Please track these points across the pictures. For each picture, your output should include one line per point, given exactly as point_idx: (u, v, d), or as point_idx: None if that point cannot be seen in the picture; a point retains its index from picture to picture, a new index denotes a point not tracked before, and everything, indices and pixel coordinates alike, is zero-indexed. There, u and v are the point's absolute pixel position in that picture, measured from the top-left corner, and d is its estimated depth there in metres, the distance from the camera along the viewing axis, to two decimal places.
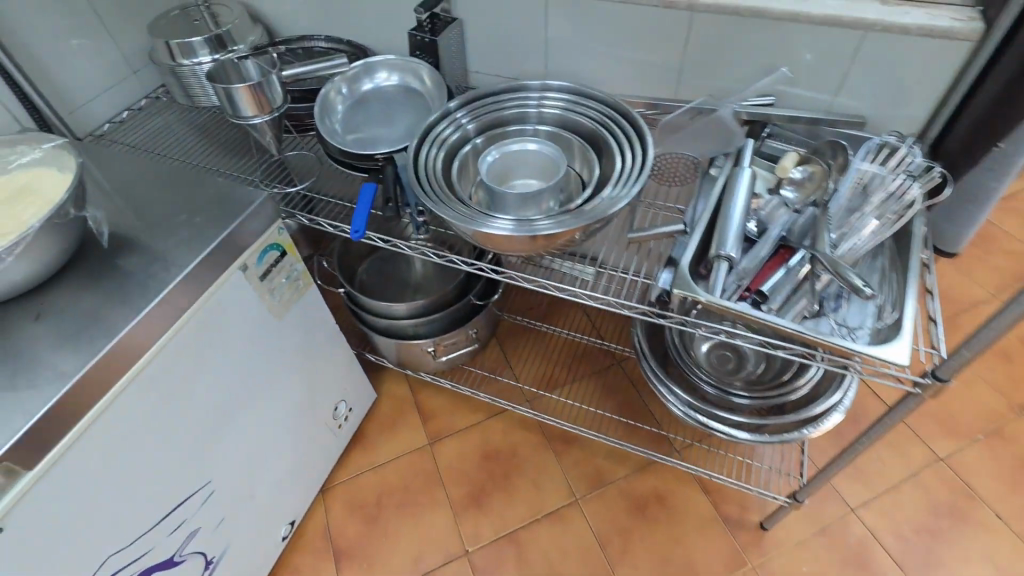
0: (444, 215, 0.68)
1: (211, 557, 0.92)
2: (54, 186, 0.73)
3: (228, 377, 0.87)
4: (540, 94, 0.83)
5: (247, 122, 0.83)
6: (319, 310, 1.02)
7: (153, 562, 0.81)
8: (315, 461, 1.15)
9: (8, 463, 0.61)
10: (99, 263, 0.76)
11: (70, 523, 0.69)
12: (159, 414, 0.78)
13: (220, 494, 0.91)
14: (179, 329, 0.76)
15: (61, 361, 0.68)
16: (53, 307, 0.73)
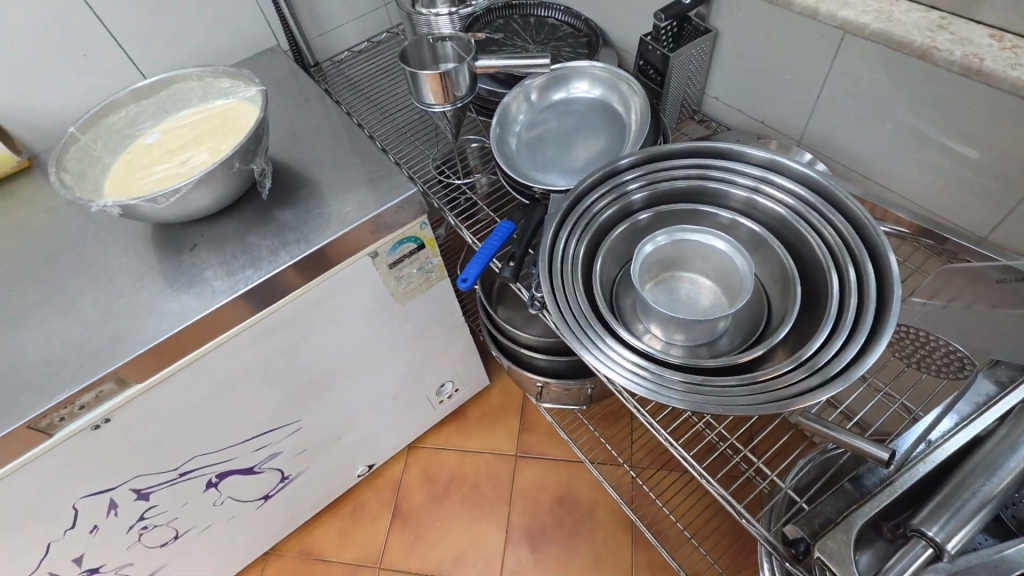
0: (560, 330, 0.53)
1: (289, 474, 1.02)
2: (236, 131, 0.77)
3: (340, 345, 0.88)
4: (757, 180, 0.62)
5: (429, 110, 0.79)
6: (446, 302, 0.99)
7: (235, 467, 0.90)
8: (408, 425, 1.19)
9: (121, 375, 0.67)
10: (262, 207, 0.81)
11: (166, 430, 0.76)
12: (265, 362, 0.81)
13: (306, 435, 0.98)
14: (301, 293, 0.77)
15: (191, 294, 0.73)
16: (208, 233, 0.79)
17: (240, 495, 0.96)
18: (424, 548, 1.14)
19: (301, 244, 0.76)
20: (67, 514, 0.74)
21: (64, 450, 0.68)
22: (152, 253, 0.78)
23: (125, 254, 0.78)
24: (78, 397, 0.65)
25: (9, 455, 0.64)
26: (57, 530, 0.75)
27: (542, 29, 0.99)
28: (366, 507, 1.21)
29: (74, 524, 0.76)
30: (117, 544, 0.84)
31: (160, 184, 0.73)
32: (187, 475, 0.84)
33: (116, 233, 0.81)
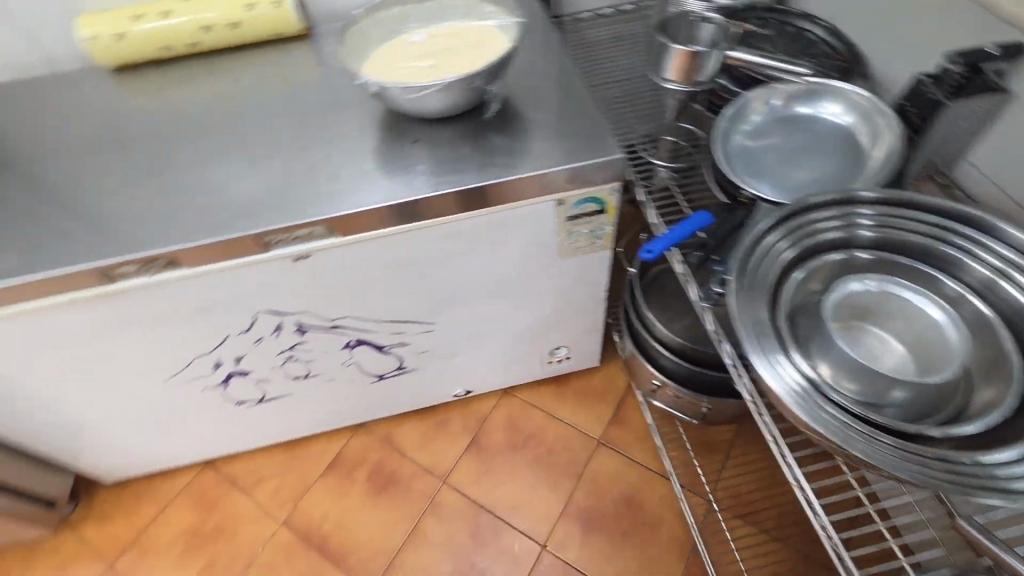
0: (736, 318, 0.53)
1: (405, 366, 1.12)
2: (484, 52, 0.84)
3: (495, 272, 0.94)
4: (1008, 264, 0.56)
5: (663, 82, 0.89)
6: (599, 271, 1.01)
7: (371, 340, 1.01)
8: (514, 370, 1.25)
9: (331, 225, 0.79)
10: (481, 125, 0.88)
11: (339, 285, 0.88)
12: (433, 261, 0.89)
13: (433, 340, 1.07)
14: (486, 213, 0.83)
15: (402, 179, 0.82)
16: (429, 133, 0.88)
17: (364, 366, 1.08)
18: (487, 481, 1.21)
19: (504, 168, 0.82)
20: (248, 319, 0.89)
21: (269, 269, 0.82)
22: (381, 135, 0.89)
23: (361, 128, 0.90)
24: (297, 229, 0.78)
25: (235, 254, 0.78)
26: (237, 329, 0.91)
27: (798, 42, 0.94)
28: (450, 424, 1.30)
29: (249, 330, 0.91)
30: (266, 360, 0.99)
31: (409, 76, 0.83)
32: (336, 330, 0.96)
33: (359, 110, 0.93)
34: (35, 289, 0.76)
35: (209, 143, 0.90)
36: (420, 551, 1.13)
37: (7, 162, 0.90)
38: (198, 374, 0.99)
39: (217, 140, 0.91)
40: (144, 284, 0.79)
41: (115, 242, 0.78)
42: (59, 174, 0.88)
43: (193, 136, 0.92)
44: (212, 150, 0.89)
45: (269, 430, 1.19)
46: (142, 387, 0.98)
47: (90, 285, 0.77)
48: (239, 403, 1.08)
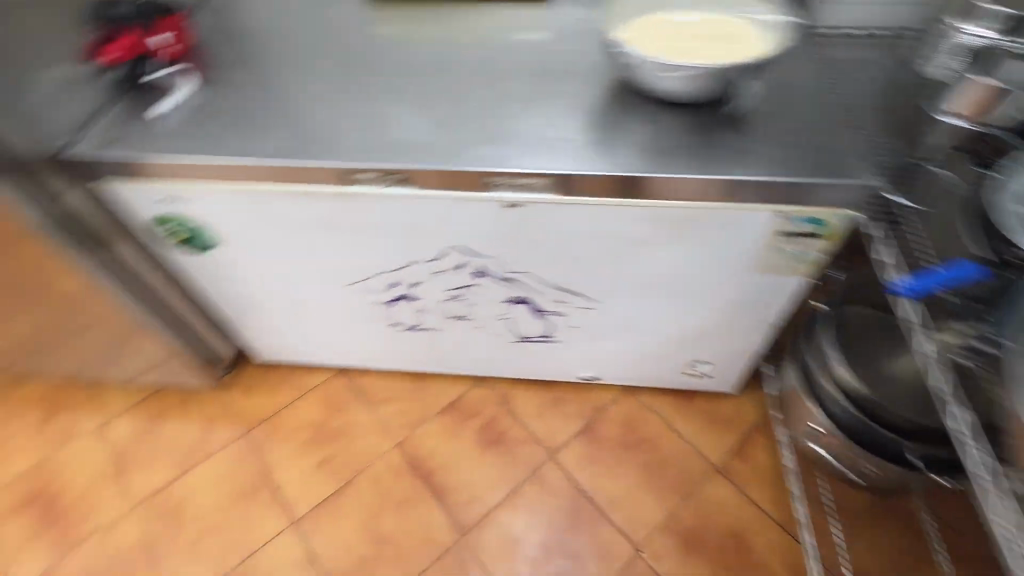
0: None
1: (550, 335, 1.13)
2: (745, 45, 0.82)
3: (679, 268, 0.92)
4: None
5: (935, 111, 0.84)
6: (782, 296, 0.96)
7: (533, 301, 1.03)
8: (647, 371, 1.23)
9: (552, 181, 0.81)
10: (715, 118, 0.86)
11: (531, 240, 0.90)
12: (626, 241, 0.88)
13: (589, 319, 1.07)
14: (700, 207, 0.81)
15: (627, 153, 0.82)
16: (662, 115, 0.86)
17: (515, 323, 1.10)
18: (595, 471, 1.21)
19: (734, 166, 0.79)
20: (438, 249, 0.94)
21: (480, 208, 0.85)
22: (611, 106, 0.89)
23: (592, 95, 0.91)
24: (522, 177, 0.81)
25: (455, 186, 0.82)
26: (423, 257, 0.96)
27: None
28: (566, 403, 1.30)
29: (435, 260, 0.96)
30: (434, 291, 1.04)
31: (666, 49, 0.82)
32: (507, 281, 0.99)
33: (591, 77, 0.94)
34: (282, 173, 0.84)
35: (446, 77, 0.95)
36: (515, 512, 1.16)
37: (271, 55, 1.00)
38: (373, 288, 1.06)
39: (453, 76, 0.95)
40: (368, 194, 0.85)
41: (356, 149, 0.84)
42: (311, 74, 0.96)
43: (432, 68, 0.97)
44: (449, 85, 0.93)
45: (403, 356, 1.27)
46: (323, 286, 1.08)
47: (327, 183, 0.85)
48: (388, 324, 1.16)
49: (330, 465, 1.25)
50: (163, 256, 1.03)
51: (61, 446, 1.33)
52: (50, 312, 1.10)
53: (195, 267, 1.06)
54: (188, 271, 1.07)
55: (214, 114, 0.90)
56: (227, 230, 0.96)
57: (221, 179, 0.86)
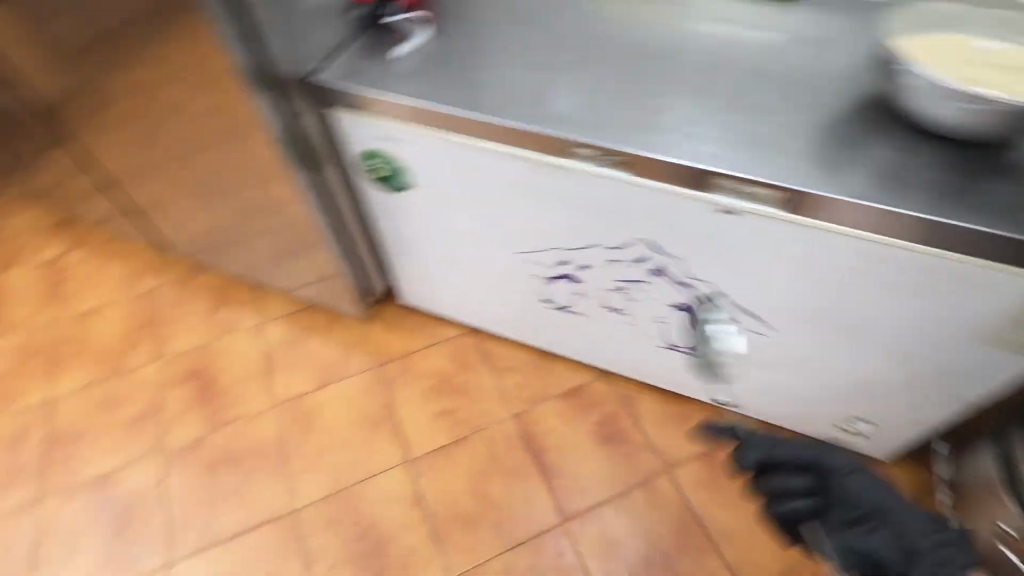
0: None
1: (703, 350, 1.08)
2: None
3: (885, 316, 0.84)
4: None
5: None
6: (997, 374, 0.85)
7: (701, 312, 0.99)
8: (793, 415, 1.14)
9: (780, 195, 0.76)
10: (982, 161, 0.75)
11: (730, 249, 0.86)
12: (835, 274, 0.82)
13: (755, 345, 1.01)
14: (941, 257, 0.73)
15: (870, 181, 0.75)
16: (916, 147, 0.78)
17: (670, 329, 1.06)
18: (711, 499, 1.16)
19: (999, 221, 0.70)
20: (624, 237, 0.92)
21: (688, 206, 0.83)
22: (855, 126, 0.81)
23: (834, 109, 0.83)
24: (750, 185, 0.77)
25: (671, 179, 0.80)
26: (609, 244, 0.95)
27: None
28: (692, 420, 1.25)
29: (619, 250, 0.95)
30: (600, 278, 1.03)
31: (967, 74, 0.74)
32: (682, 286, 0.95)
33: (835, 89, 0.86)
34: (502, 132, 0.86)
35: (673, 65, 0.91)
36: (622, 514, 1.15)
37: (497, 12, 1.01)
38: (541, 262, 1.07)
39: (682, 65, 0.91)
40: (577, 169, 0.85)
41: (578, 123, 0.84)
42: (537, 38, 0.96)
43: (660, 53, 0.93)
44: (677, 74, 0.90)
45: (540, 333, 1.28)
46: (492, 248, 1.10)
47: (541, 150, 0.86)
48: (540, 299, 1.17)
49: (449, 418, 1.30)
50: (358, 188, 1.11)
51: (224, 334, 1.48)
52: (251, 215, 1.22)
53: (382, 204, 1.12)
54: (375, 206, 1.13)
55: (446, 64, 0.93)
56: (426, 176, 1.01)
57: (441, 127, 0.90)
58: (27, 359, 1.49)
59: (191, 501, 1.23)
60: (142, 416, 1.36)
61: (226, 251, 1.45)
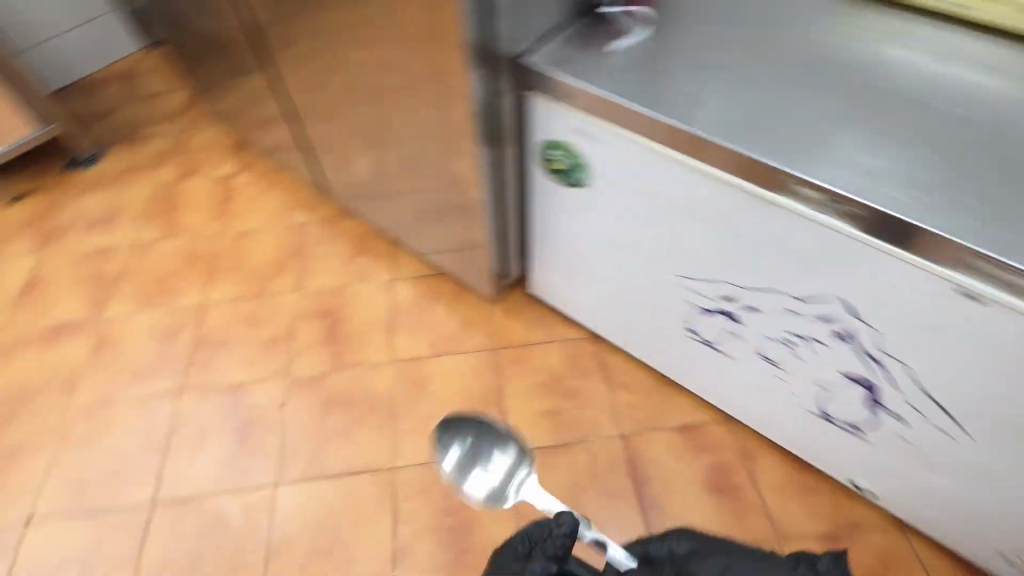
0: None
1: (863, 429, 0.96)
2: None
3: None
4: None
5: None
6: None
7: (880, 391, 0.88)
8: (949, 528, 0.99)
9: None
10: None
11: (948, 335, 0.75)
12: None
13: (935, 443, 0.88)
14: None
15: None
16: None
17: (832, 398, 0.96)
18: None
19: None
20: (816, 291, 0.83)
21: (916, 278, 0.72)
22: None
23: None
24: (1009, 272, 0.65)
25: (907, 244, 0.70)
26: (795, 293, 0.86)
27: None
28: (817, 497, 1.14)
29: (805, 303, 0.86)
30: (768, 326, 0.94)
31: None
32: (869, 357, 0.85)
33: None
34: (712, 152, 0.80)
35: (924, 112, 0.79)
36: None
37: (722, 19, 0.93)
38: (702, 292, 1.00)
39: (935, 114, 0.79)
40: (790, 208, 0.78)
41: (805, 158, 0.75)
42: (764, 55, 0.88)
43: (908, 95, 0.81)
44: (930, 124, 0.78)
45: (670, 361, 1.20)
46: (650, 265, 1.04)
47: (753, 180, 0.78)
48: (684, 327, 1.09)
49: (556, 420, 1.27)
50: (529, 175, 1.09)
51: (357, 283, 1.55)
52: (416, 180, 1.24)
53: (549, 197, 1.10)
54: (540, 196, 1.11)
55: (664, 68, 0.87)
56: (607, 178, 0.97)
57: (645, 135, 0.86)
58: (190, 264, 1.64)
59: (306, 430, 1.30)
60: (275, 343, 1.45)
61: (378, 205, 1.50)
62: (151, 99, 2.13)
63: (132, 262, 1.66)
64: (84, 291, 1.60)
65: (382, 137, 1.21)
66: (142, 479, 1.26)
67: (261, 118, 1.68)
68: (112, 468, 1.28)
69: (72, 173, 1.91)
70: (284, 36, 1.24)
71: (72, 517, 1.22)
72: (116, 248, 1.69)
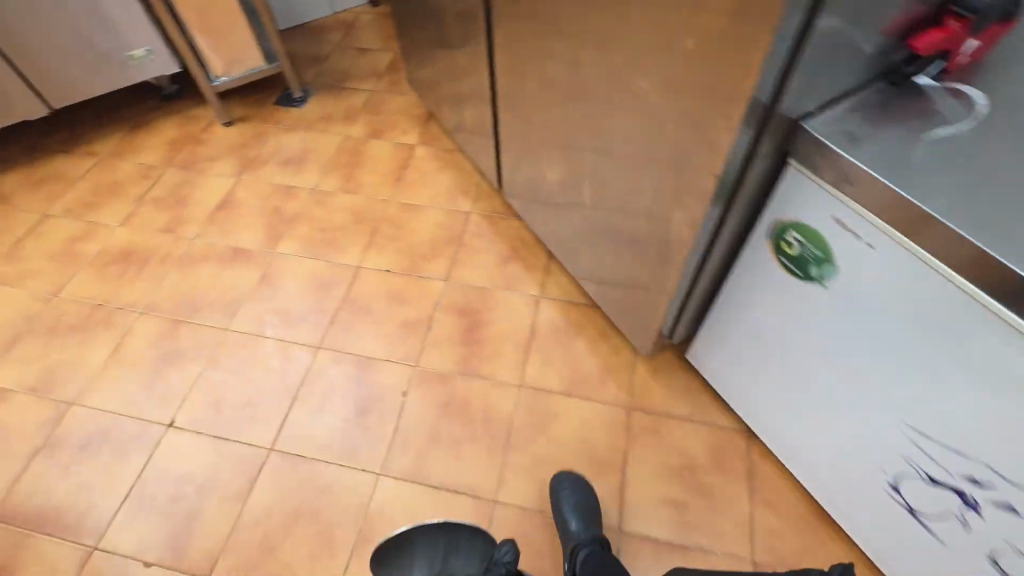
0: None
1: None
2: None
3: None
4: None
5: None
6: None
7: None
8: None
9: None
10: None
11: None
12: None
13: None
14: None
15: None
16: None
17: None
18: None
19: None
20: None
21: None
22: None
23: None
24: None
25: None
26: None
27: None
28: None
29: None
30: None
31: None
32: None
33: None
34: None
35: None
36: None
37: None
38: (939, 459, 0.79)
39: None
40: None
41: None
42: None
43: None
44: None
45: (845, 500, 1.00)
46: (874, 403, 0.85)
47: None
48: (887, 482, 0.90)
49: (680, 513, 1.13)
50: (746, 249, 0.93)
51: (506, 289, 1.49)
52: (603, 213, 1.12)
53: (763, 281, 0.93)
54: (752, 276, 0.95)
55: (995, 178, 0.66)
56: (858, 293, 0.78)
57: (946, 262, 0.66)
58: (357, 223, 1.69)
59: (422, 427, 1.27)
60: (413, 325, 1.44)
61: (549, 218, 1.42)
62: (363, 55, 2.24)
63: (308, 206, 1.74)
64: (263, 223, 1.72)
65: (581, 160, 1.09)
66: (268, 421, 1.31)
67: (456, 98, 1.67)
68: (243, 400, 1.35)
69: (283, 109, 2.07)
70: (501, 33, 1.16)
71: (205, 434, 1.30)
72: (299, 189, 1.79)
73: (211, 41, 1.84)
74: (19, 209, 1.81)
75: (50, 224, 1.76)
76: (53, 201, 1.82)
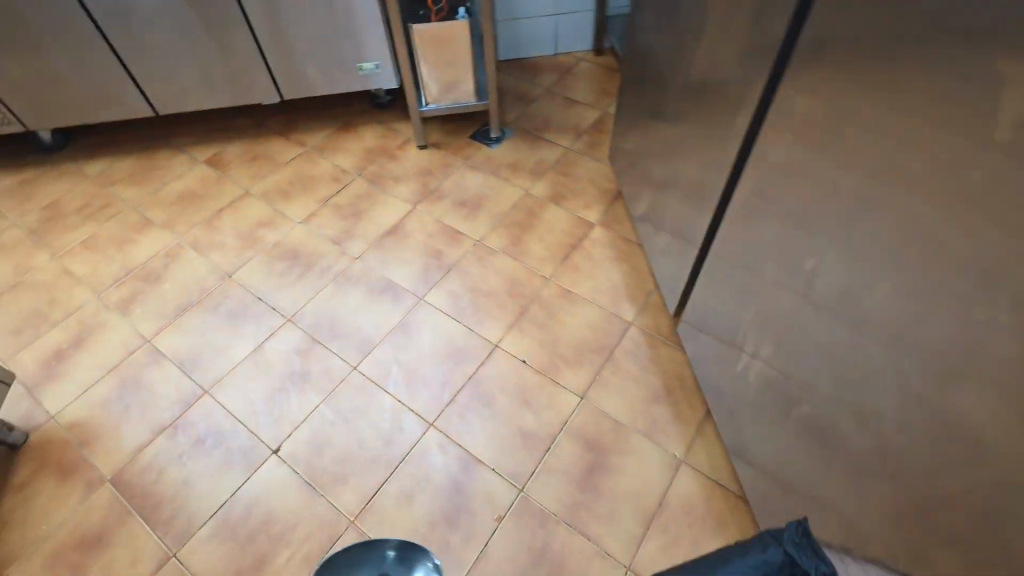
0: None
1: None
2: None
3: None
4: None
5: None
6: None
7: None
8: None
9: None
10: None
11: None
12: None
13: None
14: None
15: None
16: None
17: None
18: None
19: None
20: None
21: None
22: None
23: None
24: None
25: None
26: None
27: None
28: None
29: None
30: None
31: None
32: None
33: None
34: None
35: None
36: None
37: None
38: None
39: None
40: None
41: None
42: None
43: None
44: None
45: None
46: None
47: None
48: None
49: None
50: None
51: (643, 435, 1.30)
52: (817, 444, 0.88)
53: None
54: None
55: None
56: None
57: None
58: (509, 294, 1.58)
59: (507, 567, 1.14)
60: (531, 438, 1.31)
61: (722, 381, 1.19)
62: (569, 106, 2.14)
63: (468, 258, 1.68)
64: (422, 262, 1.69)
65: (810, 379, 0.85)
66: (360, 487, 1.26)
67: (655, 196, 1.48)
68: (345, 453, 1.31)
69: (476, 144, 2.04)
70: (741, 185, 0.95)
71: (298, 477, 1.28)
72: (465, 237, 1.74)
73: (434, 71, 1.85)
74: (230, 179, 1.99)
75: (248, 203, 1.90)
76: (257, 181, 1.97)
